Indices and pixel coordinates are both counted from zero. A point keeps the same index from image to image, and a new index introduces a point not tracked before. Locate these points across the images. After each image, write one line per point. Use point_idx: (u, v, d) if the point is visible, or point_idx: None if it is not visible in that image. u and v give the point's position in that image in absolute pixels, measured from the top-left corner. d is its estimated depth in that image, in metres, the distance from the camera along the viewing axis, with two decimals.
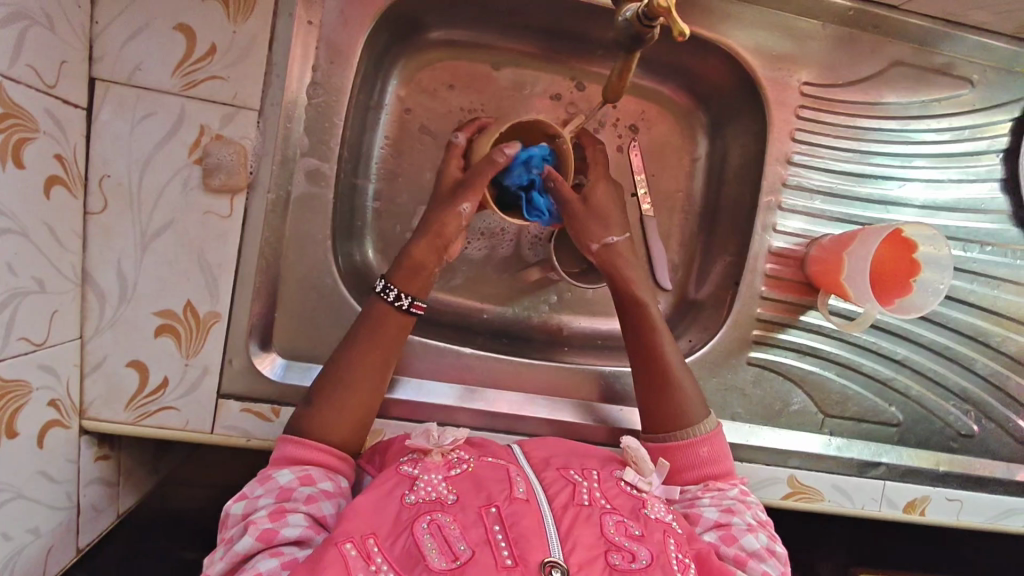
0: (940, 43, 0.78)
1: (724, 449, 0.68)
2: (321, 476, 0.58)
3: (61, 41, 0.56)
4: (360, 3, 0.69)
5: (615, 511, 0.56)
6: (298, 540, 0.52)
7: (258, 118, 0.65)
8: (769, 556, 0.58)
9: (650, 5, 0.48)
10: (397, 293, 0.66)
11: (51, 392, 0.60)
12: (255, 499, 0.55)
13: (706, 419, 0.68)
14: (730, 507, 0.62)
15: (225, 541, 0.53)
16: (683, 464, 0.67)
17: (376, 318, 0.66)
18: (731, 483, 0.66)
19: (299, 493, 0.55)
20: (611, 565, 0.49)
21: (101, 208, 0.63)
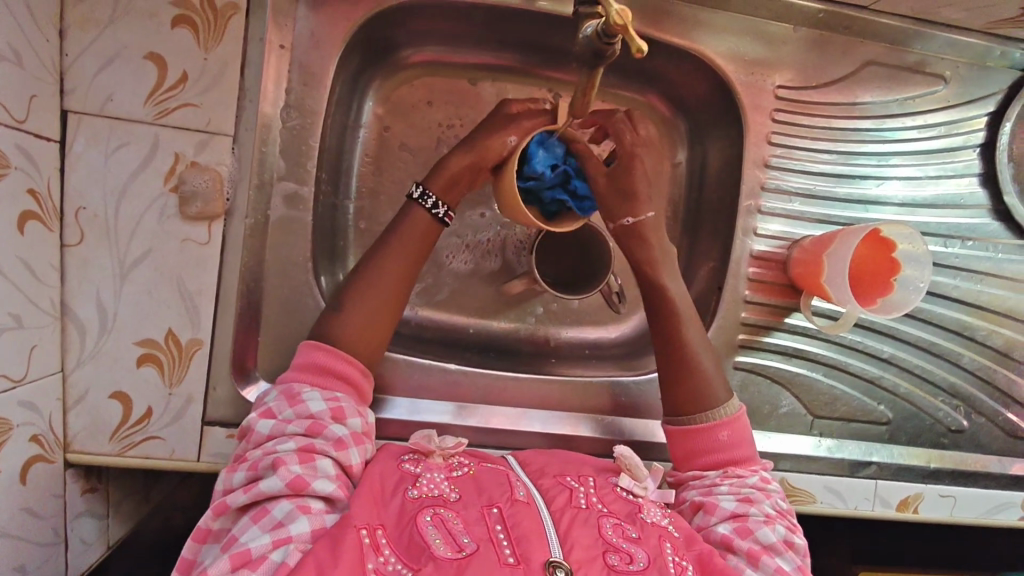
0: (912, 42, 0.79)
1: (747, 434, 0.68)
2: (351, 412, 0.59)
3: (31, 76, 0.56)
4: (331, 24, 0.70)
5: (612, 514, 0.56)
6: (326, 496, 0.53)
7: (233, 144, 0.65)
8: (785, 549, 0.58)
9: (607, 21, 0.47)
10: (434, 201, 0.68)
11: (33, 428, 0.60)
12: (285, 426, 0.56)
13: (727, 402, 0.68)
14: (748, 496, 0.62)
15: (252, 468, 0.53)
16: (701, 447, 0.67)
17: (409, 225, 0.67)
18: (752, 470, 0.65)
19: (329, 432, 0.56)
20: (609, 565, 0.49)
21: (77, 240, 0.62)
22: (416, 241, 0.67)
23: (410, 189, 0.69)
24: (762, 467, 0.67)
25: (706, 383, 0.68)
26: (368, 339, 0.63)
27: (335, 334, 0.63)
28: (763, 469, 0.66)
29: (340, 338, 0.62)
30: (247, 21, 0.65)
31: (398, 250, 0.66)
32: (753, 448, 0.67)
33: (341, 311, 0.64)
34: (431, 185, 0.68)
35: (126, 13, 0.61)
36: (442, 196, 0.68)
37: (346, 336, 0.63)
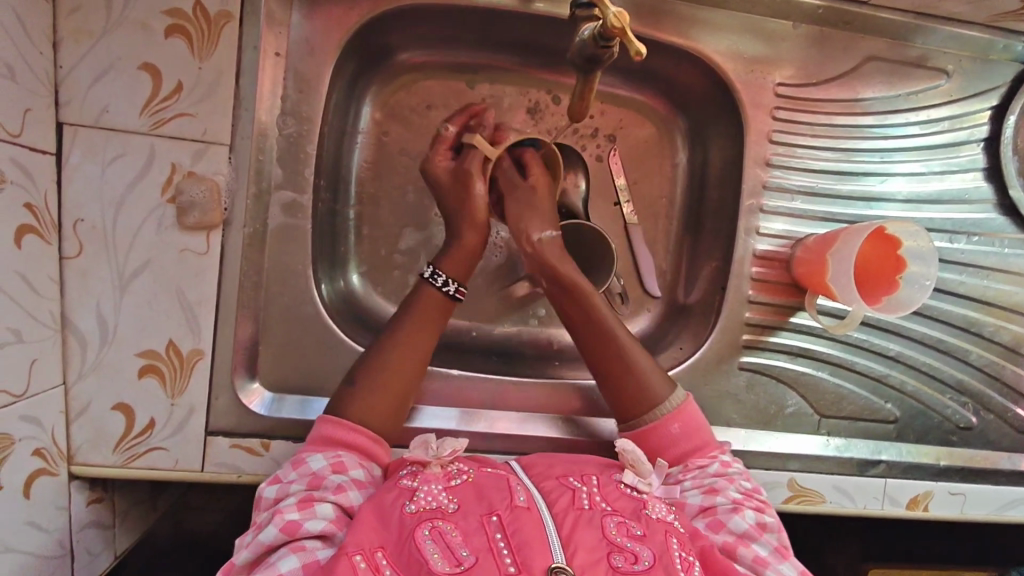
0: (913, 36, 0.78)
1: (698, 418, 0.67)
2: (354, 463, 0.59)
3: (24, 89, 0.56)
4: (327, 31, 0.69)
5: (616, 513, 0.55)
6: (321, 534, 0.53)
7: (229, 153, 0.65)
8: (759, 534, 0.58)
9: (604, 24, 0.48)
10: (444, 279, 0.69)
11: (35, 442, 0.60)
12: (287, 484, 0.57)
13: (671, 395, 0.67)
14: (711, 486, 0.62)
15: (256, 525, 0.55)
16: (658, 444, 0.66)
17: (419, 300, 0.68)
18: (710, 457, 0.65)
19: (329, 482, 0.57)
20: (613, 567, 0.48)
21: (76, 252, 0.62)
22: (431, 313, 0.68)
23: (423, 269, 0.70)
24: (720, 450, 0.66)
25: (651, 380, 0.68)
26: (380, 409, 0.63)
27: (348, 405, 0.63)
28: (722, 453, 0.66)
29: (351, 411, 0.62)
30: (241, 29, 0.64)
31: (415, 321, 0.67)
32: (706, 432, 0.67)
33: (357, 385, 0.64)
34: (442, 265, 0.70)
35: (120, 24, 0.61)
36: (453, 275, 0.69)
37: (360, 410, 0.63)
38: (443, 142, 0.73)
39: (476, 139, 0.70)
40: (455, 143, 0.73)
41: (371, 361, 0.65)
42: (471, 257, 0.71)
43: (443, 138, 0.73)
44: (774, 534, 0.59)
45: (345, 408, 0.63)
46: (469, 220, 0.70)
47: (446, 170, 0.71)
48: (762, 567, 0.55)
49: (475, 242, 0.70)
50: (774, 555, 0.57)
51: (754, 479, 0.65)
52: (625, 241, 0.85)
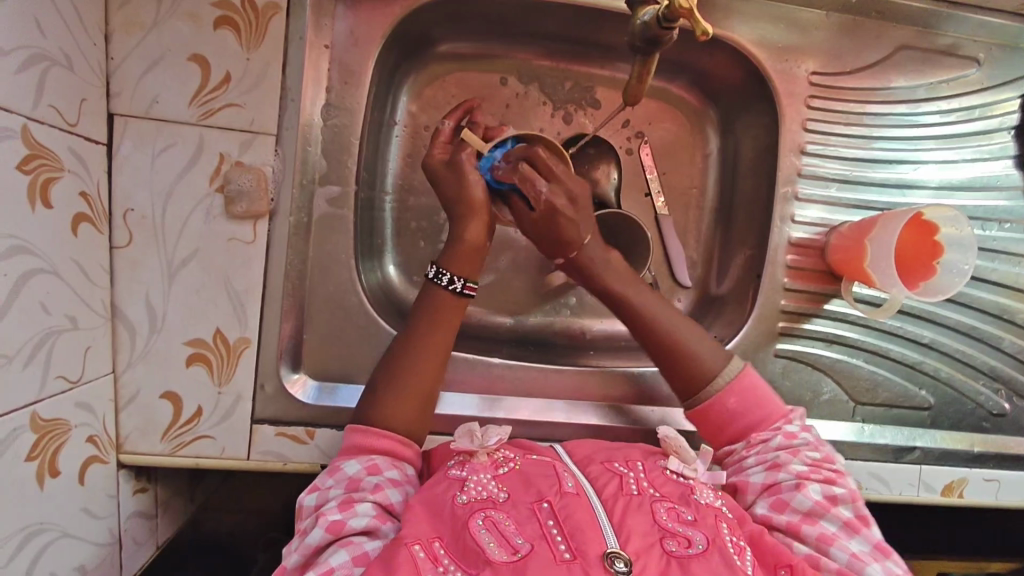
0: (944, 25, 0.79)
1: (758, 390, 0.67)
2: (388, 464, 0.59)
3: (80, 79, 0.57)
4: (369, 21, 0.70)
5: (665, 498, 0.55)
6: (366, 530, 0.53)
7: (276, 143, 0.66)
8: (827, 509, 0.58)
9: (669, 7, 0.49)
10: (450, 276, 0.67)
11: (89, 429, 0.60)
12: (326, 490, 0.57)
13: (726, 368, 0.67)
14: (774, 461, 0.62)
15: (300, 531, 0.55)
16: (718, 421, 0.67)
17: (431, 302, 0.67)
18: (772, 429, 0.65)
19: (367, 483, 0.57)
20: (667, 551, 0.49)
21: (126, 241, 0.63)
22: (444, 317, 0.66)
23: (428, 271, 0.68)
24: (785, 421, 0.66)
25: (696, 354, 0.68)
26: (410, 411, 0.63)
27: (383, 409, 0.62)
28: (788, 424, 0.66)
29: (394, 408, 0.62)
30: (288, 20, 0.65)
31: (432, 327, 0.66)
32: (769, 404, 0.67)
33: (397, 381, 0.63)
34: (446, 262, 0.67)
35: (170, 15, 0.62)
36: (459, 271, 0.67)
37: (392, 413, 0.62)
38: (441, 137, 0.71)
39: (467, 133, 0.68)
40: (452, 136, 0.71)
41: (394, 362, 0.64)
42: (476, 254, 0.68)
43: (440, 133, 0.71)
44: (847, 506, 0.59)
45: (376, 408, 0.62)
46: (470, 211, 0.67)
47: (445, 164, 0.69)
48: (826, 543, 0.55)
49: (480, 234, 0.67)
50: (843, 531, 0.56)
51: (824, 447, 0.64)
52: (657, 232, 0.85)
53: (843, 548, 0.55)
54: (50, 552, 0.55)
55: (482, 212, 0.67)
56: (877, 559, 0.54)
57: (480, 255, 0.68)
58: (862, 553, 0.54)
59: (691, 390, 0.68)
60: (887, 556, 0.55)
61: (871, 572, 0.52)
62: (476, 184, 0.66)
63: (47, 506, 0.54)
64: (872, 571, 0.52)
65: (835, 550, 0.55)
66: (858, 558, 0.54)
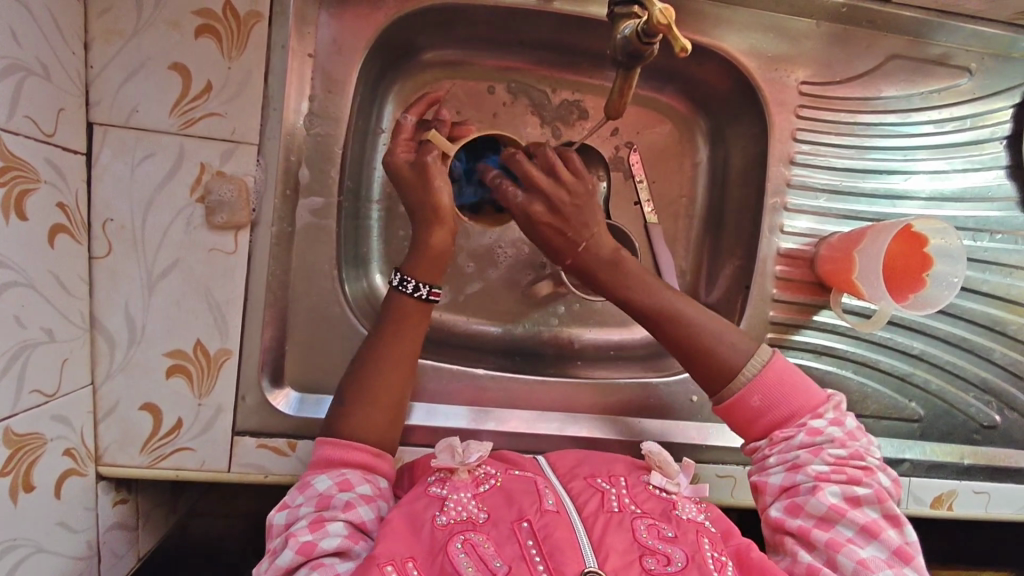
0: (935, 35, 0.78)
1: (789, 383, 0.64)
2: (359, 479, 0.58)
3: (58, 88, 0.56)
4: (354, 29, 0.70)
5: (646, 515, 0.55)
6: (338, 550, 0.53)
7: (258, 153, 0.65)
8: (843, 514, 0.57)
9: (648, 22, 0.49)
10: (415, 284, 0.66)
11: (66, 442, 0.60)
12: (296, 508, 0.56)
13: (749, 364, 0.65)
14: (794, 462, 0.61)
15: (271, 551, 0.54)
16: (745, 418, 0.65)
17: (395, 308, 0.66)
18: (799, 425, 0.63)
19: (337, 500, 0.56)
20: (646, 570, 0.48)
21: (105, 252, 0.62)
22: (410, 325, 0.66)
23: (393, 278, 0.68)
24: (816, 414, 0.63)
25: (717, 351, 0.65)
26: (379, 422, 0.62)
27: (352, 423, 0.61)
28: (815, 418, 0.63)
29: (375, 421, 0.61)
30: (270, 28, 0.64)
31: (396, 337, 0.65)
32: (800, 396, 0.64)
33: (378, 394, 0.62)
34: (412, 270, 0.66)
35: (150, 23, 0.61)
36: (425, 278, 0.66)
37: (360, 428, 0.61)
38: (401, 133, 0.68)
39: (432, 134, 0.65)
40: (414, 134, 0.68)
41: (362, 375, 0.63)
42: (442, 259, 0.67)
43: (402, 129, 0.67)
44: (870, 508, 0.58)
45: (358, 421, 0.61)
46: (438, 220, 0.66)
47: (408, 164, 0.67)
48: (835, 550, 0.55)
49: (446, 239, 0.67)
50: (858, 536, 0.56)
51: (852, 441, 0.62)
52: (646, 241, 0.85)
53: (851, 555, 0.54)
54: (23, 567, 0.54)
55: (448, 221, 0.66)
56: (892, 566, 0.54)
57: (446, 260, 0.67)
58: (873, 559, 0.54)
59: (717, 385, 0.65)
60: (909, 562, 0.54)
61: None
62: (442, 188, 0.65)
63: (20, 521, 0.54)
64: None
65: (843, 557, 0.55)
66: (865, 565, 0.54)
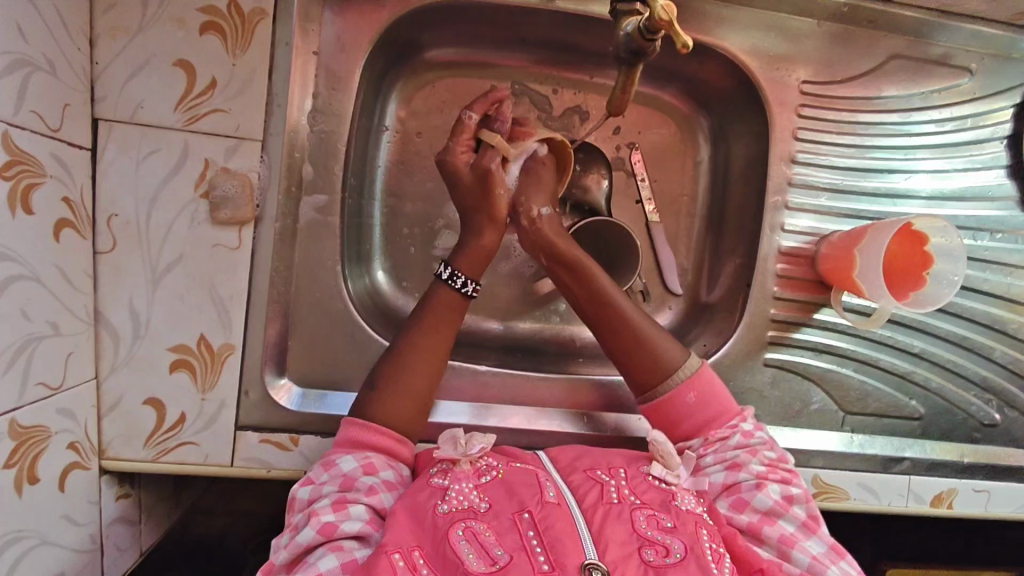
0: (936, 35, 0.78)
1: (716, 387, 0.67)
2: (384, 464, 0.59)
3: (64, 84, 0.56)
4: (357, 27, 0.70)
5: (646, 505, 0.55)
6: (358, 535, 0.53)
7: (262, 149, 0.65)
8: (785, 509, 0.58)
9: (651, 18, 0.49)
10: (463, 280, 0.68)
11: (71, 435, 0.60)
12: (320, 486, 0.57)
13: (685, 363, 0.67)
14: (734, 461, 0.62)
15: (291, 528, 0.55)
16: (673, 418, 0.67)
17: (434, 301, 0.67)
18: (731, 428, 0.65)
19: (362, 483, 0.57)
20: (645, 560, 0.48)
21: (110, 247, 0.63)
22: (447, 317, 0.66)
23: (439, 270, 0.69)
24: (741, 418, 0.66)
25: (655, 348, 0.68)
26: (386, 417, 0.62)
27: (372, 413, 0.61)
28: (743, 422, 0.66)
29: (376, 415, 0.61)
30: (274, 26, 0.65)
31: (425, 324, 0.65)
32: (726, 400, 0.67)
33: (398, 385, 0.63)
34: (458, 264, 0.68)
35: (156, 20, 0.62)
36: (468, 274, 0.68)
37: (385, 412, 0.61)
38: (464, 132, 0.70)
39: (496, 139, 0.70)
40: (477, 132, 0.71)
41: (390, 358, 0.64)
42: (484, 258, 0.70)
43: (464, 127, 0.70)
44: (801, 505, 0.60)
45: (361, 417, 0.61)
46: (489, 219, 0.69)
47: (465, 165, 0.70)
48: (788, 546, 0.56)
49: (493, 241, 0.70)
50: (801, 531, 0.57)
51: (779, 446, 0.65)
52: (648, 239, 0.85)
53: (805, 551, 0.55)
54: (27, 560, 0.55)
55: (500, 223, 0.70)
56: (833, 560, 0.56)
57: (490, 257, 0.70)
58: (821, 553, 0.56)
59: (648, 385, 0.67)
60: (842, 556, 0.56)
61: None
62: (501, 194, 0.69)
63: (25, 513, 0.54)
64: (832, 573, 0.54)
65: (797, 552, 0.56)
66: (819, 560, 0.55)
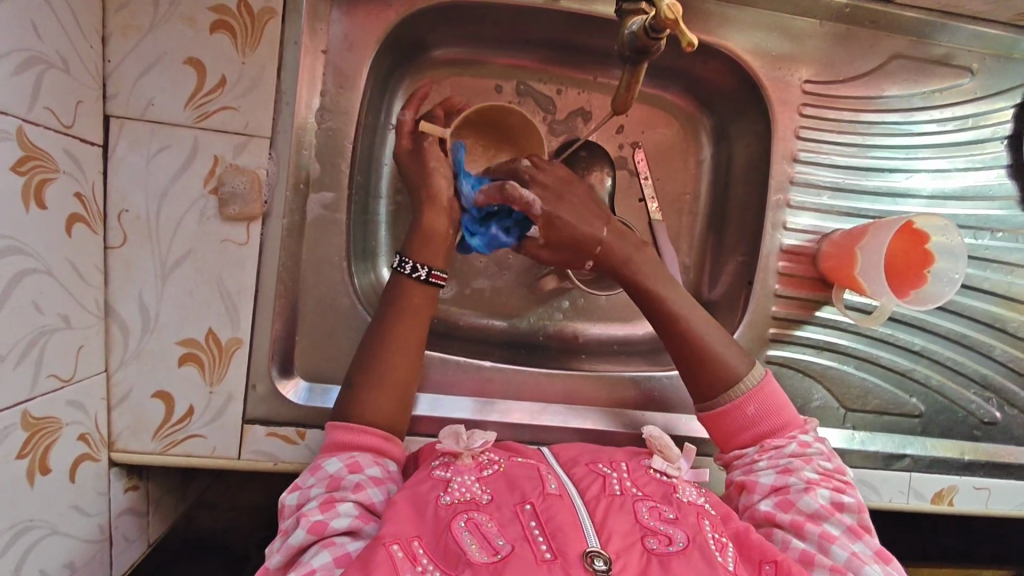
0: (938, 35, 0.79)
1: (778, 399, 0.68)
2: (369, 461, 0.59)
3: (76, 81, 0.57)
4: (365, 26, 0.71)
5: (647, 498, 0.56)
6: (348, 530, 0.53)
7: (270, 147, 0.66)
8: (830, 513, 0.59)
9: (655, 17, 0.50)
10: (414, 265, 0.68)
11: (81, 427, 0.61)
12: (307, 489, 0.57)
13: (751, 371, 0.68)
14: (786, 466, 0.63)
15: (283, 532, 0.55)
16: (734, 426, 0.67)
17: (395, 293, 0.67)
18: (789, 437, 0.66)
19: (348, 481, 0.57)
20: (648, 549, 0.49)
21: (120, 242, 0.64)
22: (414, 309, 0.67)
23: (393, 261, 0.69)
24: (801, 430, 0.67)
25: (723, 357, 0.68)
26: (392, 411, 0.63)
27: (378, 406, 0.62)
28: (802, 434, 0.66)
29: (380, 408, 0.62)
30: (283, 25, 0.65)
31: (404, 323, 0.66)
32: (786, 412, 0.67)
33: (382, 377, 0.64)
34: (409, 252, 0.68)
35: (167, 18, 0.62)
36: (421, 260, 0.68)
37: (376, 405, 0.62)
38: (404, 128, 0.72)
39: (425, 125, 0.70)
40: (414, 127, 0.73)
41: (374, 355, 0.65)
42: (435, 243, 0.69)
43: (402, 125, 0.72)
44: (850, 515, 0.60)
45: (366, 411, 0.62)
46: (430, 201, 0.69)
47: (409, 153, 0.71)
48: (828, 542, 0.56)
49: (441, 223, 0.69)
50: (846, 535, 0.57)
51: (835, 459, 0.66)
52: (651, 237, 0.85)
53: (845, 547, 0.55)
54: (39, 549, 0.55)
55: (442, 205, 0.69)
56: (876, 562, 0.55)
57: (444, 244, 0.69)
58: (863, 553, 0.55)
59: (713, 392, 0.68)
60: (888, 562, 0.55)
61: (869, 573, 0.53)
62: (436, 173, 0.69)
63: (36, 503, 0.55)
64: (871, 571, 0.53)
65: (836, 547, 0.55)
66: (858, 558, 0.54)
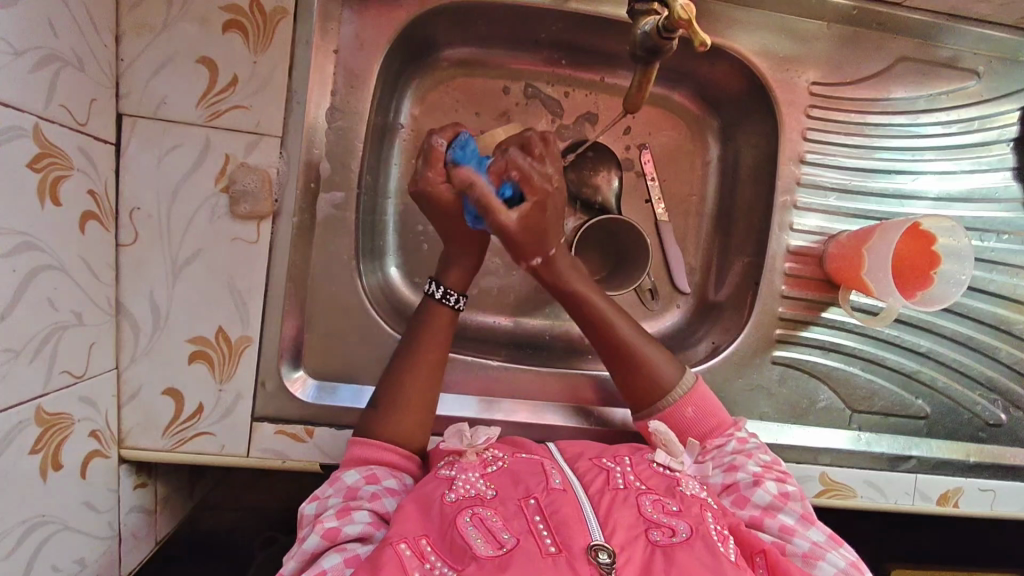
0: (944, 38, 0.79)
1: (710, 400, 0.69)
2: (386, 474, 0.60)
3: (90, 79, 0.58)
4: (375, 26, 0.72)
5: (650, 490, 0.56)
6: (360, 536, 0.53)
7: (281, 146, 0.66)
8: (783, 503, 0.59)
9: (669, 17, 0.50)
10: (453, 295, 0.69)
11: (92, 424, 0.61)
12: (325, 499, 0.58)
13: (682, 379, 0.69)
14: (730, 463, 0.64)
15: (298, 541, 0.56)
16: (673, 429, 0.68)
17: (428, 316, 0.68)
18: (727, 435, 0.67)
19: (364, 492, 0.58)
20: (652, 541, 0.49)
21: (132, 240, 0.64)
22: (439, 328, 0.68)
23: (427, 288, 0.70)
24: (735, 427, 0.68)
25: (657, 372, 0.69)
26: (410, 412, 0.64)
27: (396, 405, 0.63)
28: (738, 430, 0.68)
29: (403, 409, 0.63)
30: (295, 24, 0.66)
31: (421, 349, 0.66)
32: (721, 411, 0.69)
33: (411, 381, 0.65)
34: (444, 281, 0.70)
35: (180, 17, 0.63)
36: (455, 288, 0.70)
37: (403, 409, 0.63)
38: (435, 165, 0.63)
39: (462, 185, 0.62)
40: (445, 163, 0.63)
41: (391, 380, 0.65)
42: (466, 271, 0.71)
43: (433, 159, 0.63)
44: (797, 502, 0.60)
45: (390, 412, 0.63)
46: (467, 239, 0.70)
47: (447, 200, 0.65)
48: (789, 534, 0.56)
49: (471, 257, 0.71)
50: (801, 523, 0.58)
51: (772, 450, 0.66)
52: (657, 239, 0.86)
53: (804, 538, 0.56)
54: (50, 545, 0.56)
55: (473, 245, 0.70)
56: (834, 547, 0.56)
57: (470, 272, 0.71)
58: (821, 540, 0.56)
59: (649, 402, 0.69)
60: (842, 544, 0.56)
61: (832, 558, 0.54)
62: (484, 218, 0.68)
63: (48, 499, 0.55)
64: (833, 557, 0.54)
65: (798, 538, 0.56)
66: (819, 546, 0.55)
